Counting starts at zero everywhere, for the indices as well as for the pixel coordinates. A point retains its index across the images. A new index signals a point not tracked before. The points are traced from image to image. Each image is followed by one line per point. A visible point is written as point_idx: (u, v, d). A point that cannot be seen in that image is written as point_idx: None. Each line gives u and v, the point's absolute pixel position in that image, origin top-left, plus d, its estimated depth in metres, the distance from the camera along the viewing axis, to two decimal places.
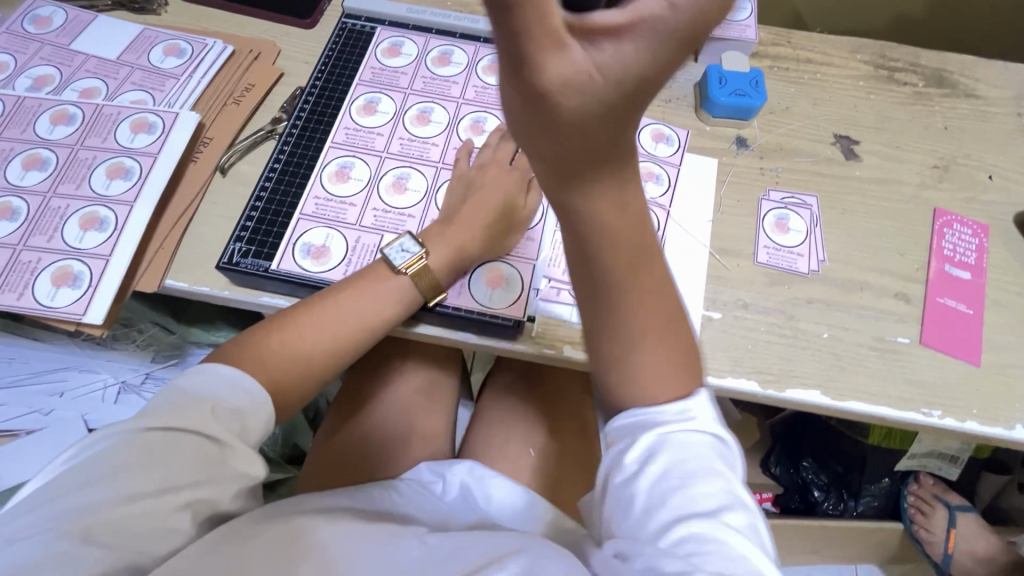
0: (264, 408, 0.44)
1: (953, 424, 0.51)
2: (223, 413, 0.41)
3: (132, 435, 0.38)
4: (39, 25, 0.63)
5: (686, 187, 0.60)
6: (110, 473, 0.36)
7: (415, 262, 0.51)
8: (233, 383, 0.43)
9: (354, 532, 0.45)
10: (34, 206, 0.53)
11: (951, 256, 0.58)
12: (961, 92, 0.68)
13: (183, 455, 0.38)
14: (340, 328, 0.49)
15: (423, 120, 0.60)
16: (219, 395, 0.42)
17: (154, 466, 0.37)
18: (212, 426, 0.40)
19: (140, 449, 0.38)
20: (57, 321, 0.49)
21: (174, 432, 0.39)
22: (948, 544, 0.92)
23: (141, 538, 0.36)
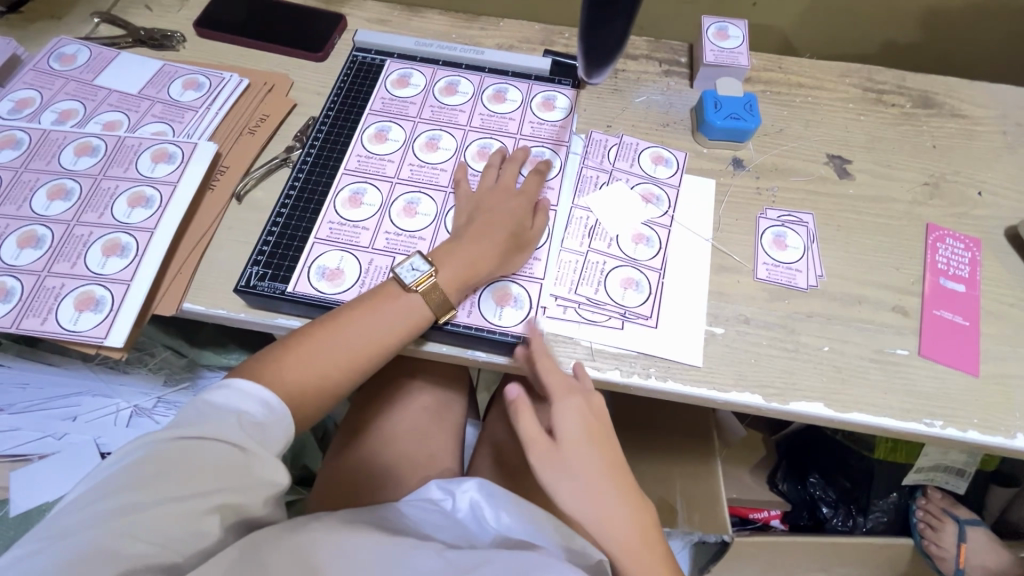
0: (283, 419, 0.46)
1: (955, 434, 0.52)
2: (246, 422, 0.43)
3: (164, 443, 0.40)
4: (64, 63, 0.66)
5: (686, 207, 0.62)
6: (144, 478, 0.39)
7: (425, 280, 0.52)
8: (252, 398, 0.45)
9: (373, 547, 0.47)
10: (58, 234, 0.55)
11: (945, 269, 0.60)
12: (947, 112, 0.71)
13: (209, 464, 0.40)
14: (352, 346, 0.50)
15: (432, 147, 0.63)
16: (244, 407, 0.44)
17: (184, 473, 0.39)
18: (237, 435, 0.42)
19: (170, 457, 0.39)
20: (79, 344, 0.51)
21: (203, 441, 0.40)
22: (958, 560, 0.91)
23: (169, 540, 0.38)
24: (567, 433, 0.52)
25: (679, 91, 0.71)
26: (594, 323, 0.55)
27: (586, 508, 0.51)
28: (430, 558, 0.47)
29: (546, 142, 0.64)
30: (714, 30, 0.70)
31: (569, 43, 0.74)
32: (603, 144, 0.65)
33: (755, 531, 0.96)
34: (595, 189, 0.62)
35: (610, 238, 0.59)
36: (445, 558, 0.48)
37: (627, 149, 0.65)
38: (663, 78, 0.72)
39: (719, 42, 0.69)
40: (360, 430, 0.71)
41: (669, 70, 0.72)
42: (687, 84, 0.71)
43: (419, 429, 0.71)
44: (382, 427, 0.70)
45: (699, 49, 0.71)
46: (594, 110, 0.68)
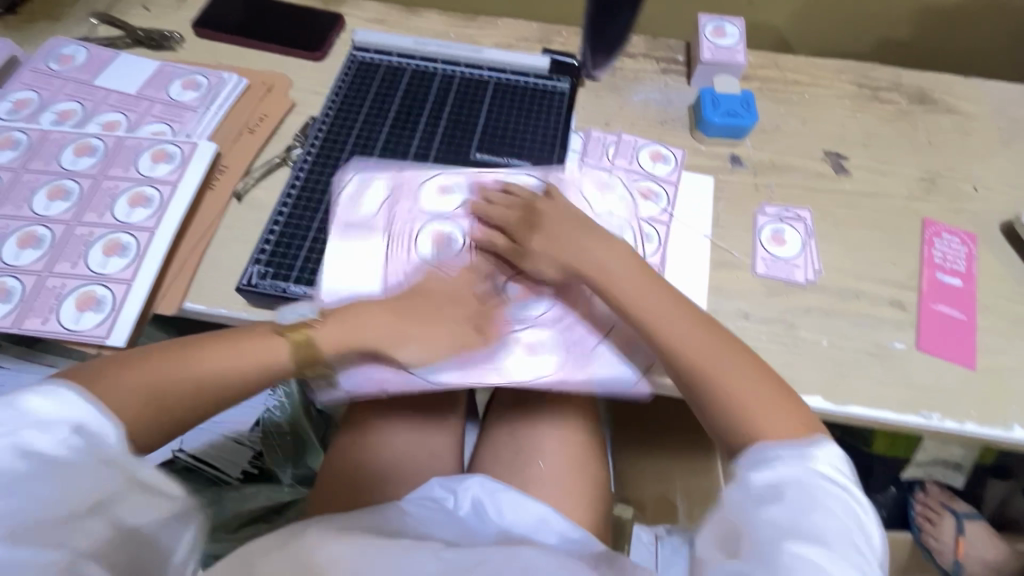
0: (116, 422, 0.42)
1: (953, 426, 0.52)
2: (33, 414, 0.39)
3: (3, 466, 0.36)
4: (63, 63, 0.66)
5: (684, 203, 0.63)
6: (3, 515, 0.34)
7: (299, 326, 0.50)
8: (51, 401, 0.40)
9: (371, 553, 0.47)
10: (58, 234, 0.55)
11: (942, 264, 0.60)
12: (942, 108, 0.72)
13: (80, 486, 0.37)
14: (194, 385, 0.47)
15: (453, 133, 0.64)
16: (71, 415, 0.40)
17: (52, 500, 0.36)
18: (13, 425, 0.38)
19: (31, 481, 0.36)
20: (80, 344, 0.51)
21: (48, 457, 0.37)
22: (958, 552, 0.91)
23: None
24: (651, 312, 0.51)
25: (677, 89, 0.71)
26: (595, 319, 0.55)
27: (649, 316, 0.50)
28: (428, 562, 0.47)
29: (548, 142, 0.64)
30: (711, 28, 0.71)
31: (567, 42, 0.74)
32: (603, 142, 0.66)
33: None
34: (594, 186, 0.63)
35: (610, 235, 0.60)
36: (443, 561, 0.48)
37: (626, 146, 0.66)
38: (661, 76, 0.72)
39: (716, 40, 0.70)
40: (360, 429, 0.71)
41: (667, 68, 0.73)
42: (684, 82, 0.72)
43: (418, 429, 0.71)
44: (383, 426, 0.70)
45: (697, 47, 0.71)
46: (593, 109, 0.69)
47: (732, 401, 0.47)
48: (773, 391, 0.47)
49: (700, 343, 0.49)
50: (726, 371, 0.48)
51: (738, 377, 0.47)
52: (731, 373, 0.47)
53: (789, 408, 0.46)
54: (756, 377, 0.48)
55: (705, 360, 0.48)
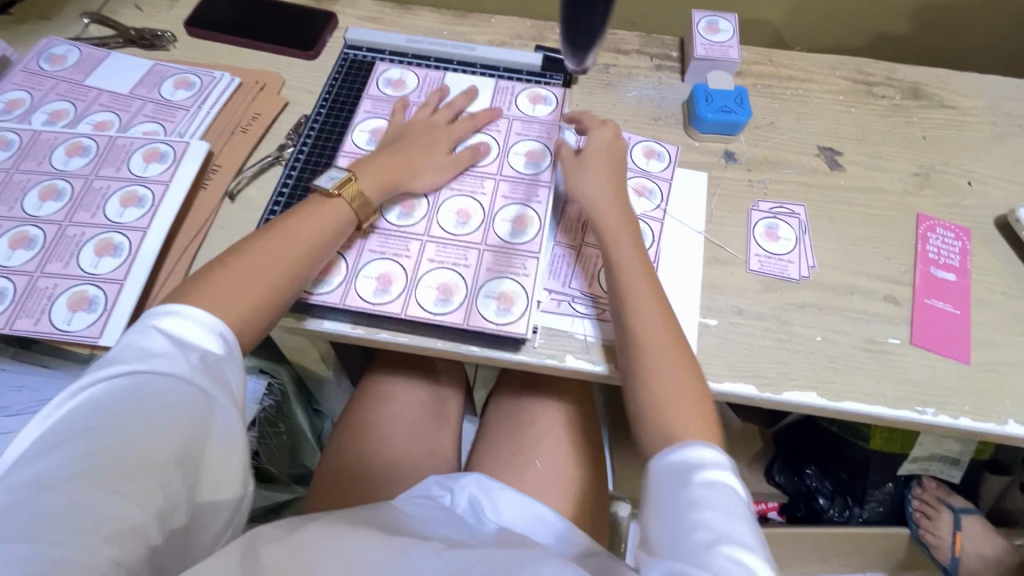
0: (235, 355, 0.47)
1: (947, 422, 0.52)
2: (196, 358, 0.44)
3: (131, 382, 0.42)
4: (55, 63, 0.66)
5: (678, 200, 0.63)
6: (105, 433, 0.39)
7: (347, 184, 0.56)
8: (191, 340, 0.45)
9: (372, 545, 0.47)
10: (51, 235, 0.55)
11: (936, 259, 0.60)
12: (936, 103, 0.71)
13: (174, 417, 0.41)
14: (283, 251, 0.51)
15: (536, 101, 0.66)
16: (209, 354, 0.45)
17: (148, 427, 0.40)
18: (180, 368, 0.43)
19: (137, 403, 0.41)
20: (73, 345, 0.51)
21: (165, 378, 0.42)
22: (955, 548, 0.92)
23: (120, 506, 0.37)
24: (643, 317, 0.51)
25: (670, 85, 0.71)
26: (588, 316, 0.56)
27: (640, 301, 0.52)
28: (426, 558, 0.47)
29: (535, 137, 0.63)
30: (705, 24, 0.71)
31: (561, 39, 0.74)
32: None
33: None
34: None
35: None
36: (444, 560, 0.47)
37: None
38: (655, 72, 0.72)
39: (709, 36, 0.70)
40: (356, 426, 0.71)
41: (661, 64, 0.72)
42: (678, 79, 0.72)
43: (415, 425, 0.72)
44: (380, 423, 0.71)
45: (690, 43, 0.71)
46: (586, 106, 0.69)
47: (658, 385, 0.49)
48: (702, 414, 0.49)
49: (671, 351, 0.50)
50: (684, 390, 0.49)
51: (689, 389, 0.49)
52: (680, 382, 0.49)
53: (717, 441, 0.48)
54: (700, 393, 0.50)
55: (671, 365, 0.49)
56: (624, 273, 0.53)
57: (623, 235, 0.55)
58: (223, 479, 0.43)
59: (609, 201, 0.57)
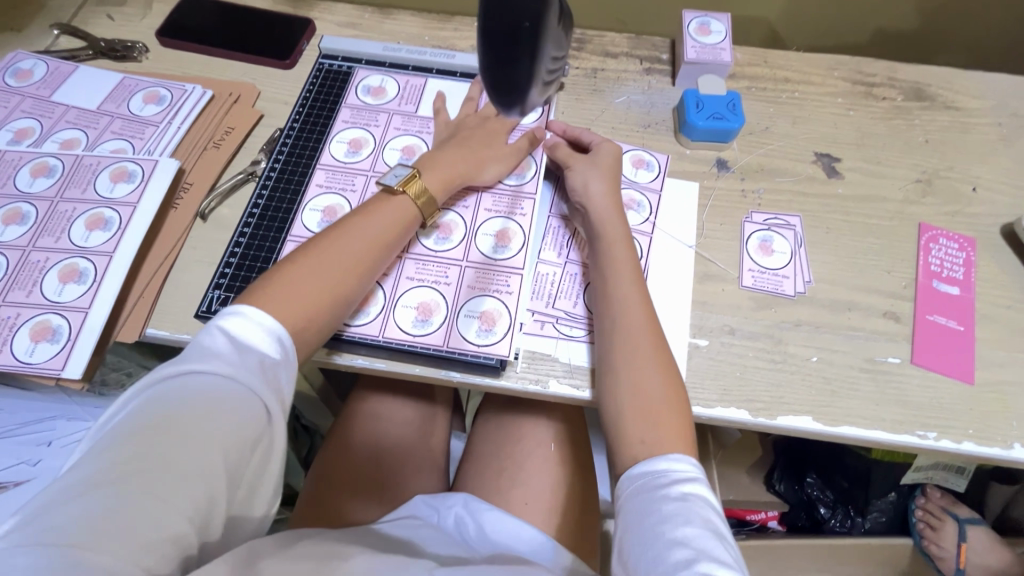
0: (295, 363, 0.45)
1: (950, 446, 0.50)
2: (255, 361, 0.42)
3: (189, 383, 0.40)
4: (21, 78, 0.63)
5: (668, 211, 0.60)
6: (158, 435, 0.37)
7: (412, 182, 0.54)
8: (247, 341, 0.43)
9: (367, 562, 0.46)
10: (14, 261, 0.53)
11: (939, 272, 0.57)
12: (940, 104, 0.68)
13: (227, 424, 0.39)
14: (354, 246, 0.50)
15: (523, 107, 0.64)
16: (265, 360, 0.43)
17: (199, 432, 0.38)
18: (238, 371, 0.41)
19: (189, 405, 0.39)
20: (36, 377, 0.49)
21: (224, 382, 0.40)
22: (960, 560, 0.89)
23: (162, 515, 0.35)
24: (632, 327, 0.49)
25: (661, 90, 0.68)
26: (572, 338, 0.53)
27: (627, 301, 0.50)
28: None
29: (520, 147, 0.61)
30: (696, 25, 0.68)
31: None
32: None
33: (752, 533, 0.95)
34: None
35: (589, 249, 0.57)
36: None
37: None
38: (644, 76, 0.69)
39: (701, 38, 0.67)
40: (340, 445, 0.69)
41: (650, 68, 0.69)
42: (669, 82, 0.69)
43: (403, 443, 0.70)
44: (365, 443, 0.69)
45: (681, 46, 0.68)
46: (573, 113, 0.66)
47: (638, 390, 0.47)
48: (679, 434, 0.46)
49: (658, 360, 0.48)
50: (661, 396, 0.47)
51: (670, 394, 0.47)
52: (662, 389, 0.47)
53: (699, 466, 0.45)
54: (683, 407, 0.48)
55: (656, 375, 0.48)
56: (619, 285, 0.51)
57: (617, 243, 0.53)
58: (260, 492, 0.42)
59: (605, 209, 0.54)
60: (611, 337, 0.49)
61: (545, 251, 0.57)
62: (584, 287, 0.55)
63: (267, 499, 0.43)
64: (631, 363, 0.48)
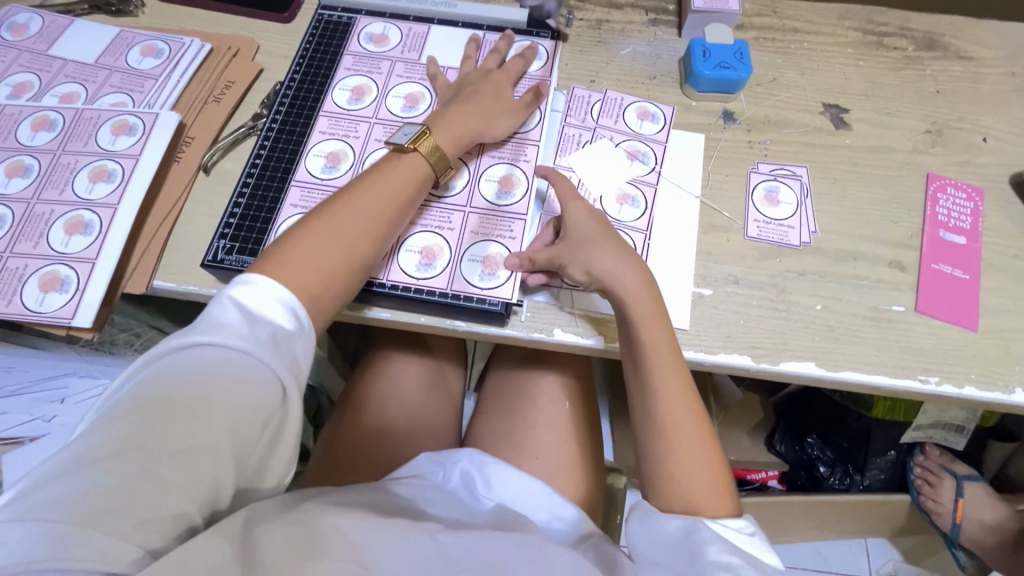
0: (309, 335, 0.44)
1: (951, 391, 0.50)
2: (267, 335, 0.41)
3: (201, 356, 0.39)
4: (16, 32, 0.62)
5: (673, 162, 0.59)
6: (168, 408, 0.37)
7: (423, 138, 0.52)
8: (257, 316, 0.42)
9: (369, 526, 0.44)
10: (19, 213, 0.53)
11: (946, 221, 0.57)
12: (953, 53, 0.67)
13: (239, 400, 0.39)
14: (368, 211, 0.49)
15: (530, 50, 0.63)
16: (277, 335, 0.42)
17: (208, 409, 0.38)
18: (250, 345, 0.40)
19: (199, 379, 0.38)
20: (47, 326, 0.49)
21: (235, 358, 0.40)
22: (957, 515, 0.91)
23: (167, 493, 0.35)
24: (650, 350, 0.48)
25: (666, 41, 0.67)
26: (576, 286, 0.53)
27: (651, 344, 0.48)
28: (421, 541, 0.44)
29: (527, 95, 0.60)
30: None
31: None
32: (587, 100, 0.62)
33: (753, 491, 0.98)
34: (577, 148, 0.59)
35: (593, 199, 0.57)
36: (439, 543, 0.45)
37: (612, 104, 0.62)
38: (650, 27, 0.67)
39: None
40: (350, 403, 0.70)
41: (656, 19, 0.68)
42: (675, 34, 0.67)
43: (410, 400, 0.71)
44: (373, 400, 0.70)
45: None
46: (578, 65, 0.64)
47: (675, 436, 0.47)
48: (699, 428, 0.48)
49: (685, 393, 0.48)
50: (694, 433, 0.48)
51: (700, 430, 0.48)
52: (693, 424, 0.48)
53: (717, 490, 0.47)
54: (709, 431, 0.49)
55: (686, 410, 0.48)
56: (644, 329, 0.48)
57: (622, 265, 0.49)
58: (271, 461, 0.43)
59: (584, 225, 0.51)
60: (643, 384, 0.48)
61: (549, 201, 0.57)
62: None
63: (277, 464, 0.43)
64: (664, 410, 0.48)
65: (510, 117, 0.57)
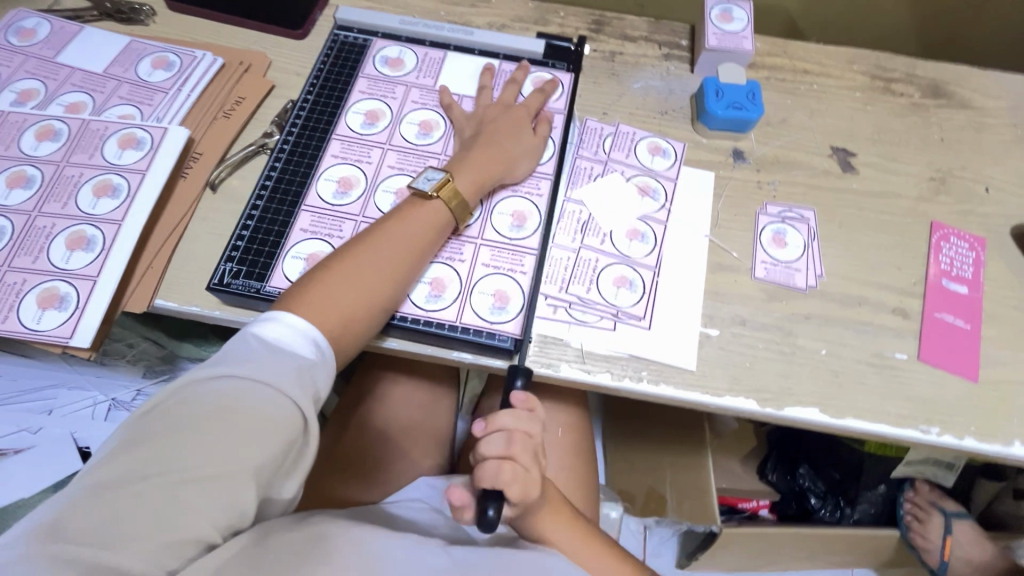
0: (331, 364, 0.44)
1: (952, 442, 0.51)
2: (288, 366, 0.41)
3: (222, 386, 0.39)
4: (24, 37, 0.61)
5: (683, 200, 0.60)
6: (186, 437, 0.36)
7: (445, 185, 0.52)
8: (275, 351, 0.41)
9: (380, 539, 0.44)
10: (20, 225, 0.52)
11: (949, 270, 0.58)
12: (957, 102, 0.68)
13: (260, 428, 0.38)
14: (391, 257, 0.49)
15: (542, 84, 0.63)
16: (296, 366, 0.41)
17: (226, 439, 0.37)
18: (271, 376, 0.39)
19: (218, 409, 0.37)
20: (43, 344, 0.48)
21: (257, 386, 0.39)
22: (944, 552, 0.92)
23: (187, 521, 0.35)
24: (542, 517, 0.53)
25: (679, 77, 0.67)
26: (585, 323, 0.53)
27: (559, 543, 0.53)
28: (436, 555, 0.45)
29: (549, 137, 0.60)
30: (718, 11, 0.67)
31: (565, 22, 0.70)
32: (599, 133, 0.62)
33: (743, 520, 0.95)
34: (588, 181, 0.59)
35: (603, 234, 0.57)
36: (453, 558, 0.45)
37: (623, 138, 0.62)
38: (663, 62, 0.68)
39: (722, 25, 0.66)
40: (346, 425, 0.68)
41: (669, 53, 0.68)
42: (687, 70, 0.68)
43: (409, 426, 0.70)
44: (370, 424, 0.68)
45: (702, 32, 0.67)
46: (591, 97, 0.65)
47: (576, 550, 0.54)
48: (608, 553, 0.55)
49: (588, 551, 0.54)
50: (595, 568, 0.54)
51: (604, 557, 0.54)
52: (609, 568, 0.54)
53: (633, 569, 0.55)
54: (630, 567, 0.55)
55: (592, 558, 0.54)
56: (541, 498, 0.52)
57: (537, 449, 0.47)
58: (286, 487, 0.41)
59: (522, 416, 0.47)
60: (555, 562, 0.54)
61: (559, 236, 0.56)
62: (598, 274, 0.55)
63: (293, 492, 0.42)
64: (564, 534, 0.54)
65: (524, 154, 0.57)
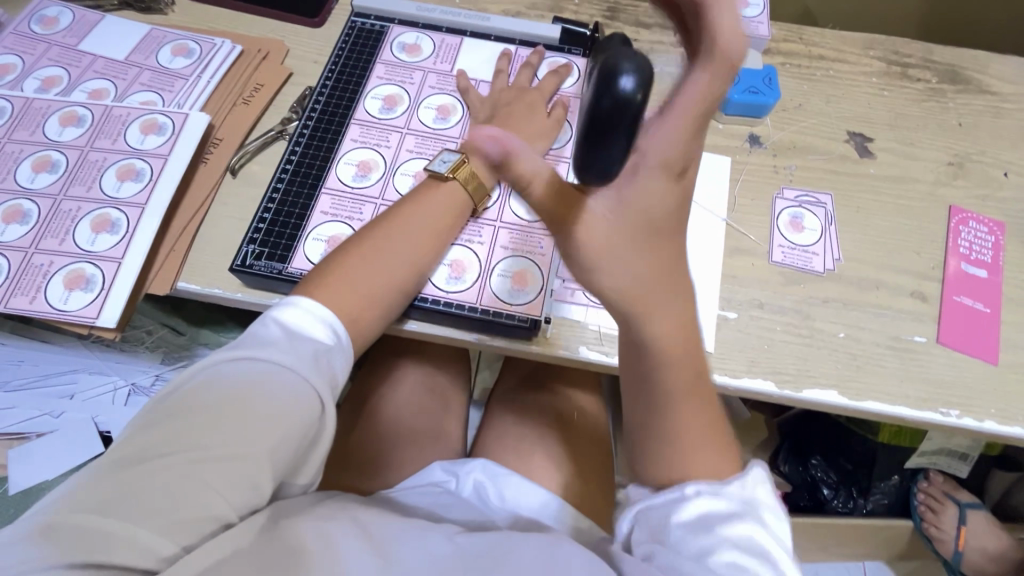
0: (348, 350, 0.45)
1: (971, 424, 0.51)
2: (307, 351, 0.41)
3: (243, 368, 0.39)
4: (46, 26, 0.62)
5: (700, 185, 0.60)
6: (208, 417, 0.37)
7: (463, 167, 0.53)
8: (292, 335, 0.42)
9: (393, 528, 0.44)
10: (45, 209, 0.52)
11: (967, 254, 0.58)
12: (975, 87, 0.68)
13: (280, 411, 0.38)
14: (408, 240, 0.49)
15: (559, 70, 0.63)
16: (315, 351, 0.42)
17: (247, 421, 0.37)
18: (292, 359, 0.40)
19: (239, 390, 0.38)
20: (70, 325, 0.49)
21: (278, 370, 0.39)
22: (958, 542, 0.91)
23: (208, 500, 0.35)
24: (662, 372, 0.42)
25: None
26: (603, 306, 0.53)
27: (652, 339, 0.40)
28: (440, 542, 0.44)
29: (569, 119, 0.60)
30: None
31: (579, 10, 0.70)
32: None
33: None
34: None
35: None
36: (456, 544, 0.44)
37: None
38: None
39: (738, 10, 0.65)
40: (360, 410, 0.69)
41: None
42: None
43: (424, 410, 0.70)
44: (386, 408, 0.68)
45: None
46: None
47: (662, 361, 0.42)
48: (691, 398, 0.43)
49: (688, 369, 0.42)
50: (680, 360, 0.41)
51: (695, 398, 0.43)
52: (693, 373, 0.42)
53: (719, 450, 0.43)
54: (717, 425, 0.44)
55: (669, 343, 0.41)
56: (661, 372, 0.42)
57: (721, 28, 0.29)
58: (303, 471, 0.42)
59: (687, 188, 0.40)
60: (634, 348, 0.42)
61: None
62: None
63: (310, 477, 0.43)
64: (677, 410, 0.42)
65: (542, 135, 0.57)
